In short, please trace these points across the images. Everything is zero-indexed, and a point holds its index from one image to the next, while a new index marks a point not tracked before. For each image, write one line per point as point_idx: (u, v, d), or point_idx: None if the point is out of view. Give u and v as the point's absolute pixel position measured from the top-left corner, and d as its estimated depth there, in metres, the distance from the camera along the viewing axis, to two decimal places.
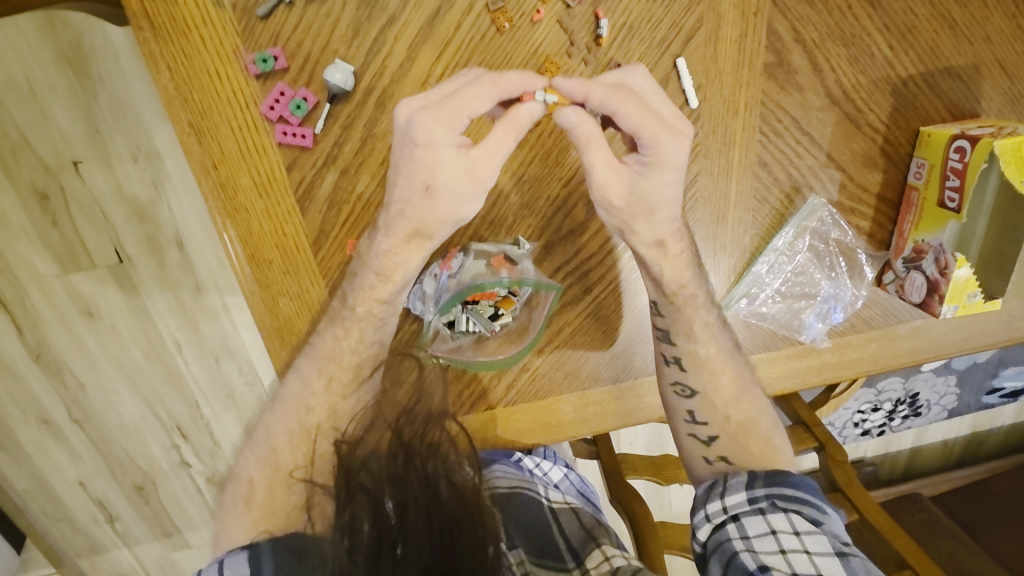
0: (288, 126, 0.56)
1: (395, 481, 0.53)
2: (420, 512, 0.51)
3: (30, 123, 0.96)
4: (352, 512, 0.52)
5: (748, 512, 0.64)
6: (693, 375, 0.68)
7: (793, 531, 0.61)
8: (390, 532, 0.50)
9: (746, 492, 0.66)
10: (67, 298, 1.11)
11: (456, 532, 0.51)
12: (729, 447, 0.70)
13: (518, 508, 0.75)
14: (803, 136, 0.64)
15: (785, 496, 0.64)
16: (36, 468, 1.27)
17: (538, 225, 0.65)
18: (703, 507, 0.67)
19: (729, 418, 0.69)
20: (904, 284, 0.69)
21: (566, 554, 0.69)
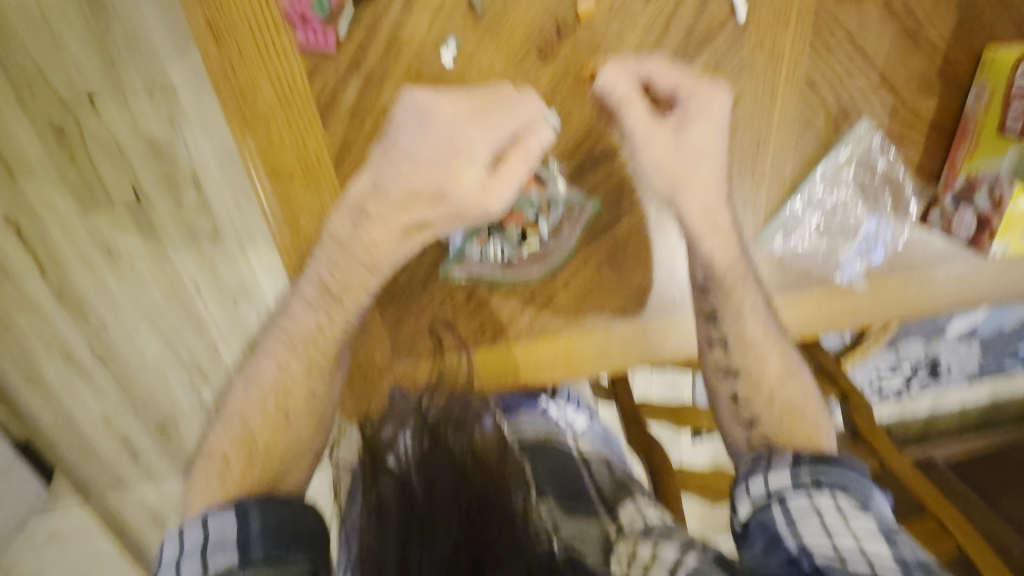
0: (310, 26, 0.53)
1: (423, 465, 0.56)
2: (447, 488, 0.56)
3: (44, 53, 0.94)
4: (377, 493, 0.55)
5: (793, 492, 0.62)
6: (739, 357, 0.67)
7: (838, 510, 0.59)
8: (417, 510, 0.54)
9: (791, 469, 0.63)
10: (88, 236, 1.11)
11: (486, 507, 0.56)
12: (773, 430, 0.67)
13: (547, 457, 0.79)
14: (857, 54, 0.60)
15: (834, 479, 0.62)
16: (61, 403, 1.30)
17: (568, 145, 0.62)
18: (745, 482, 0.65)
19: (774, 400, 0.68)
20: (952, 222, 0.66)
21: (597, 505, 0.72)
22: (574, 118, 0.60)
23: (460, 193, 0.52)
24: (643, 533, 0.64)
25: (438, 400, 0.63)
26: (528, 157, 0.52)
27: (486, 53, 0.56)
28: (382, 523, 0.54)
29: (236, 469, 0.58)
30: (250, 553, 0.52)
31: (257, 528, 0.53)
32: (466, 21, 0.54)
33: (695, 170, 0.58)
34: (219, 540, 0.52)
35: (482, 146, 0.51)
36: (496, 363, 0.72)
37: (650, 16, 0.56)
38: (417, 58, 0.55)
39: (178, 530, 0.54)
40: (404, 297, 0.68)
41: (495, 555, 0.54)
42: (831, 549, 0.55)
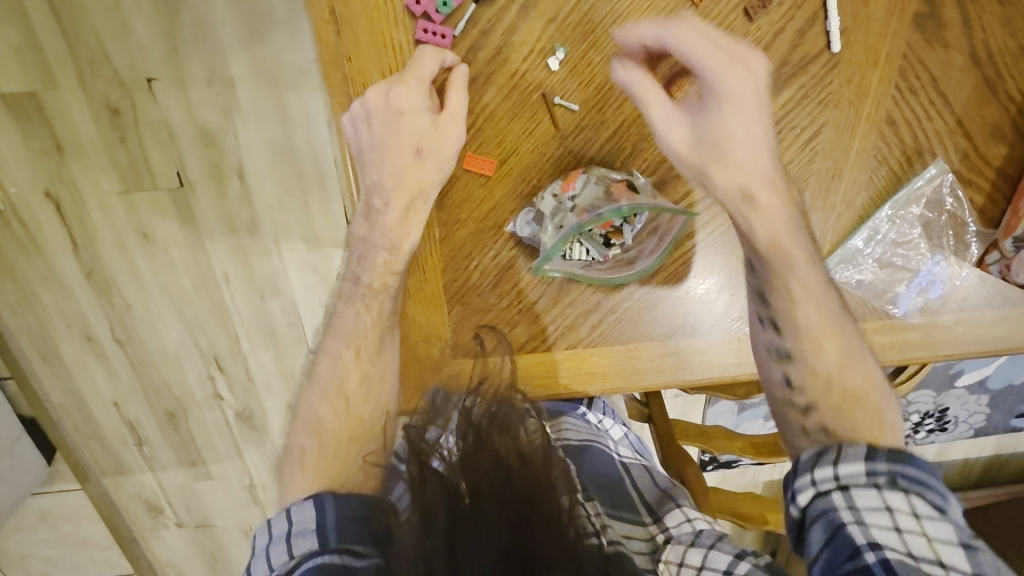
0: (430, 24, 0.55)
1: (466, 466, 0.55)
2: (490, 493, 0.53)
3: (110, 36, 0.96)
4: (426, 497, 0.53)
5: (862, 485, 0.53)
6: (802, 365, 0.60)
7: (912, 513, 0.52)
8: (462, 513, 0.52)
9: (864, 463, 0.54)
10: (126, 217, 1.12)
11: (530, 511, 0.53)
12: (829, 416, 0.59)
13: (590, 460, 0.77)
14: (938, 98, 0.62)
15: (910, 476, 0.53)
16: (73, 383, 1.30)
17: (653, 160, 0.63)
18: (808, 471, 0.56)
19: (830, 384, 0.59)
20: (1012, 265, 0.69)
21: (639, 508, 0.72)
22: None
23: (431, 143, 0.57)
24: (694, 540, 0.64)
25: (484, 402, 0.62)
26: (459, 88, 0.56)
27: (589, 65, 0.58)
28: (430, 526, 0.51)
29: (314, 453, 0.61)
30: (327, 539, 0.54)
31: (332, 519, 0.55)
32: (576, 34, 0.57)
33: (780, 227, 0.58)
34: (301, 529, 0.55)
35: (418, 97, 0.55)
36: (538, 368, 0.73)
37: (747, 45, 0.59)
38: (524, 63, 0.58)
39: (267, 522, 0.57)
40: (474, 295, 0.68)
41: (546, 560, 0.50)
42: (904, 557, 0.49)
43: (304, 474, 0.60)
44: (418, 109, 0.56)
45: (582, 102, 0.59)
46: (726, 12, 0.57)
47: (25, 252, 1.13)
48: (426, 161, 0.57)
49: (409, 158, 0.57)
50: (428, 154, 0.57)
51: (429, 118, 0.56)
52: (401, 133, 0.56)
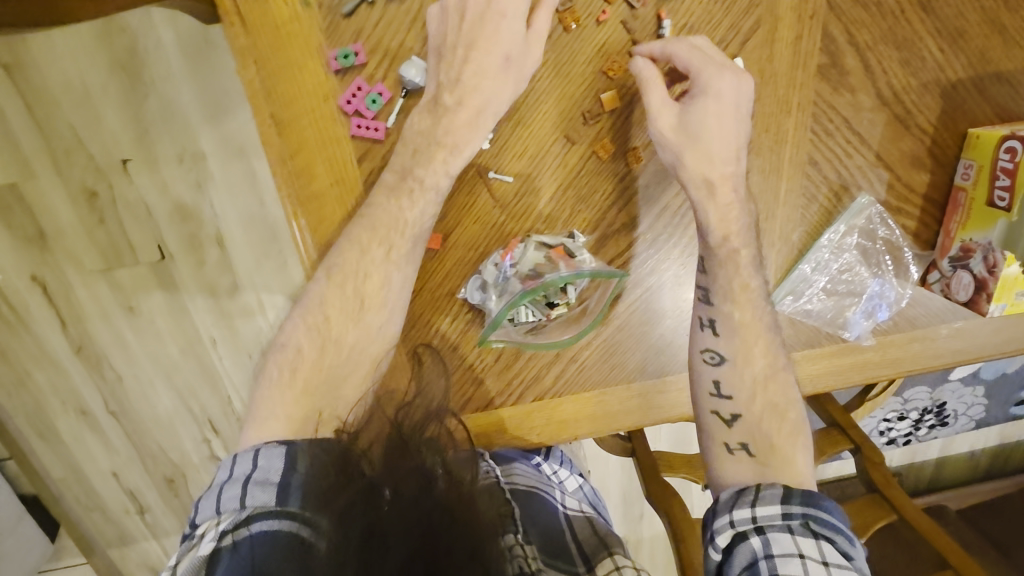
0: (363, 120, 0.59)
1: (390, 469, 0.50)
2: (409, 504, 0.48)
3: (83, 124, 1.02)
4: (348, 496, 0.48)
5: (779, 527, 0.60)
6: (727, 342, 0.66)
7: (821, 561, 0.58)
8: (378, 523, 0.46)
9: (782, 506, 0.61)
10: (110, 293, 1.15)
11: (444, 529, 0.47)
12: (752, 428, 0.66)
13: (534, 506, 0.77)
14: (854, 137, 0.66)
15: (821, 520, 0.60)
16: (72, 457, 1.31)
17: (593, 218, 0.66)
18: (729, 512, 0.63)
19: (755, 396, 0.67)
20: (950, 284, 0.70)
21: (577, 558, 0.71)
22: (599, 194, 0.65)
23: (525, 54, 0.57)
24: None
25: (414, 415, 0.59)
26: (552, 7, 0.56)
27: (520, 139, 0.62)
28: (345, 523, 0.47)
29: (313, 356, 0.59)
30: (288, 501, 0.50)
31: (299, 473, 0.52)
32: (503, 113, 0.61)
33: (696, 146, 0.60)
34: (262, 477, 0.53)
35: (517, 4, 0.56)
36: (474, 429, 0.73)
37: None
38: None
39: (235, 454, 0.56)
40: None
41: None
42: None
43: (290, 386, 0.58)
44: (510, 17, 0.56)
45: (516, 174, 0.63)
46: (641, 80, 0.61)
47: (15, 333, 1.17)
48: (513, 71, 0.57)
49: (498, 65, 0.56)
50: (515, 64, 0.57)
51: (522, 26, 0.56)
52: (491, 36, 0.55)
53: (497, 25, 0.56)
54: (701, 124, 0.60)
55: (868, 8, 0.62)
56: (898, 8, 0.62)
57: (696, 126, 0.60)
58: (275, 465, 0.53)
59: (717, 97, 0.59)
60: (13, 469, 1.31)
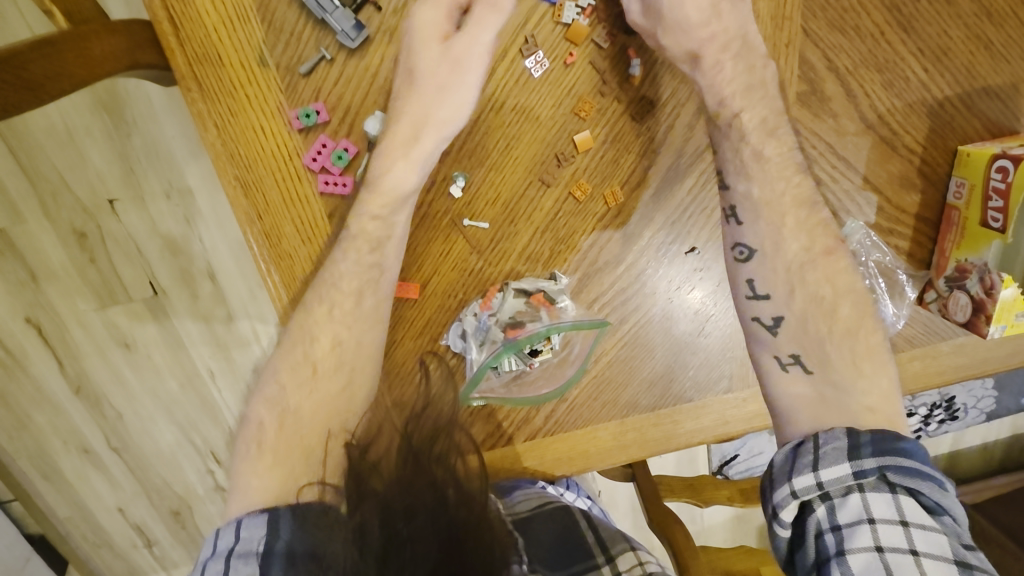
0: (330, 176, 0.57)
1: (403, 487, 0.49)
2: (426, 514, 0.47)
3: (68, 165, 1.02)
4: (362, 514, 0.47)
5: (849, 491, 0.51)
6: (754, 233, 0.59)
7: (900, 522, 0.50)
8: (397, 536, 0.46)
9: (851, 463, 0.51)
10: (105, 331, 1.14)
11: (462, 537, 0.47)
12: (798, 332, 0.58)
13: (543, 523, 0.66)
14: (839, 161, 0.64)
15: (903, 471, 0.50)
16: (77, 496, 1.28)
17: (574, 259, 0.64)
18: (789, 481, 0.53)
19: (797, 293, 0.58)
20: (948, 304, 0.67)
21: (594, 549, 0.65)
22: (578, 234, 0.63)
23: None
24: None
25: (425, 424, 0.54)
26: None
27: (493, 185, 0.61)
28: (364, 546, 0.46)
29: (298, 398, 0.57)
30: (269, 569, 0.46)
31: (282, 542, 0.48)
32: (473, 159, 0.60)
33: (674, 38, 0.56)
34: (244, 549, 0.48)
35: None
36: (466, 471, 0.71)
37: (643, 144, 0.61)
38: (428, 192, 0.61)
39: (217, 531, 0.51)
40: None
41: None
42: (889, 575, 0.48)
43: (278, 434, 0.55)
44: None
45: (492, 219, 0.61)
46: (615, 119, 0.60)
47: (13, 376, 1.16)
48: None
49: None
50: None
51: None
52: None
53: None
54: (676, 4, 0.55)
55: (844, 31, 0.61)
56: (875, 29, 0.61)
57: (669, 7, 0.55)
58: (256, 535, 0.49)
59: (693, 24, 0.56)
60: (18, 510, 1.27)
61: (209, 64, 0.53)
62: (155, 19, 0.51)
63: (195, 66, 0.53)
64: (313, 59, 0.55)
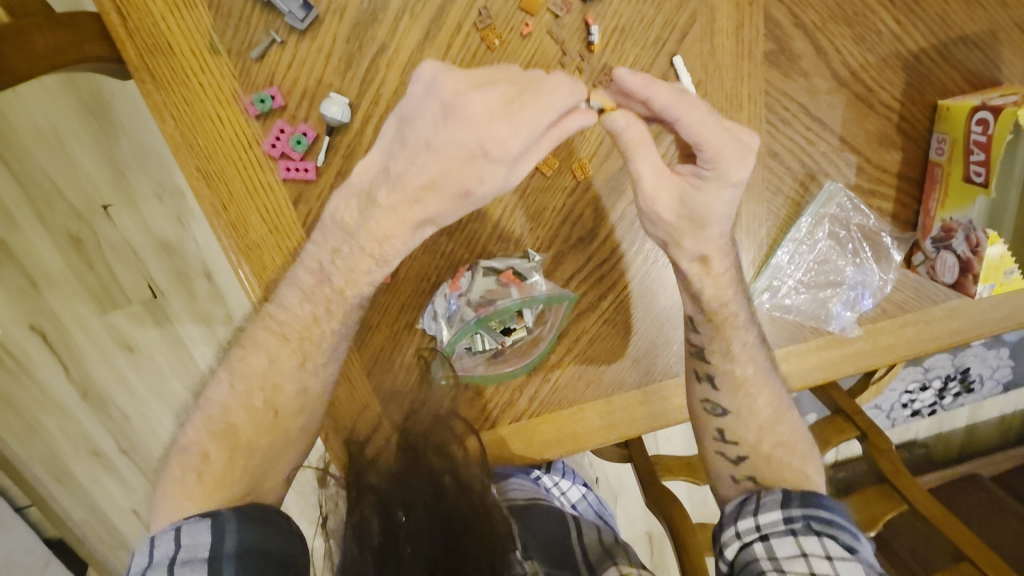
0: (291, 162, 0.57)
1: (402, 483, 0.57)
2: (421, 510, 0.55)
3: (59, 171, 1.02)
4: (360, 513, 0.56)
5: (781, 532, 0.60)
6: (727, 395, 0.65)
7: (825, 556, 0.57)
8: (394, 532, 0.54)
9: (781, 511, 0.61)
10: (107, 334, 1.15)
11: (459, 526, 0.54)
12: (758, 468, 0.66)
13: (536, 517, 0.73)
14: (814, 122, 0.62)
15: (822, 518, 0.60)
16: (91, 498, 1.29)
17: (546, 236, 0.63)
18: (733, 523, 0.63)
19: (762, 441, 0.66)
20: (936, 265, 0.66)
21: (580, 564, 0.68)
22: (549, 211, 0.62)
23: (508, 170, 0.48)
24: None
25: (420, 422, 0.63)
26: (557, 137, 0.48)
27: None
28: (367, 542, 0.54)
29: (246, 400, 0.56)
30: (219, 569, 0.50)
31: (230, 545, 0.51)
32: None
33: (697, 231, 0.57)
34: (188, 556, 0.50)
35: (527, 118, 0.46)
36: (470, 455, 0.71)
37: None
38: None
39: (151, 539, 0.52)
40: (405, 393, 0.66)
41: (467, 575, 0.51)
42: None
43: (198, 484, 0.55)
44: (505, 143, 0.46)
45: None
46: None
47: (21, 382, 1.17)
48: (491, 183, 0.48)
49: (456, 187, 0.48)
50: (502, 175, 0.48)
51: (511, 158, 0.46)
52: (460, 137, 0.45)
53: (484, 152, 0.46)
54: (702, 205, 0.55)
55: None
56: None
57: (698, 210, 0.55)
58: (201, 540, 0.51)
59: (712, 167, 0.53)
60: (35, 515, 1.27)
61: (161, 54, 0.53)
62: (104, 11, 0.51)
63: (148, 56, 0.53)
64: (264, 44, 0.54)
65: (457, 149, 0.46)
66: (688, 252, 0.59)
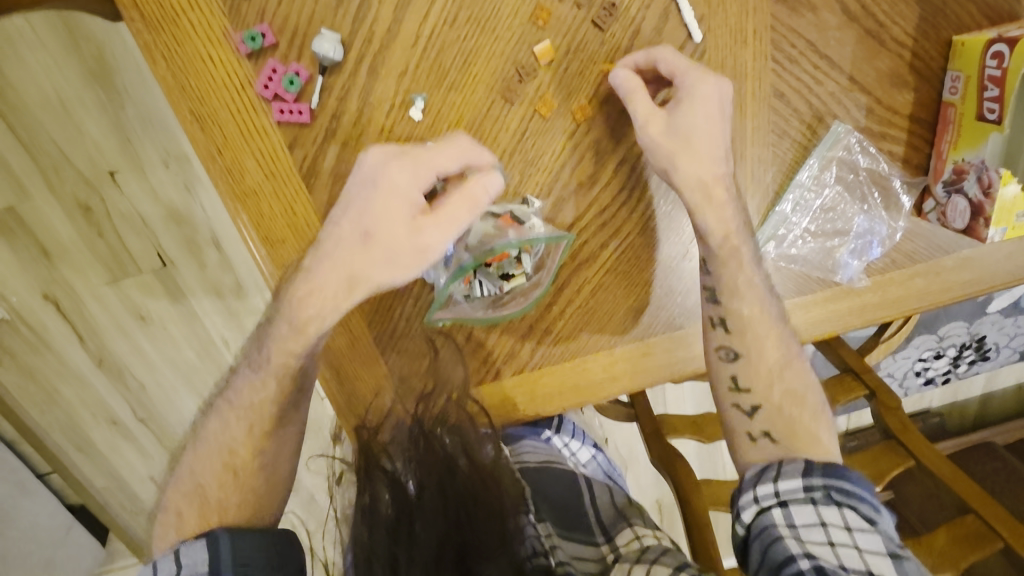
0: (285, 104, 0.56)
1: (416, 463, 0.66)
2: (435, 487, 0.64)
3: (65, 137, 1.02)
4: (374, 492, 0.64)
5: (800, 500, 0.59)
6: (739, 339, 0.64)
7: (845, 527, 0.56)
8: (408, 507, 0.63)
9: (802, 479, 0.59)
10: (121, 305, 1.16)
11: (470, 505, 0.63)
12: (772, 420, 0.63)
13: (548, 480, 0.77)
14: (822, 60, 0.60)
15: (844, 490, 0.58)
16: (110, 466, 1.29)
17: (546, 181, 0.62)
18: (752, 488, 0.61)
19: (774, 389, 0.64)
20: (947, 211, 0.64)
21: (594, 528, 0.71)
22: (548, 155, 0.61)
23: (388, 232, 0.52)
24: (639, 556, 0.62)
25: (432, 409, 0.67)
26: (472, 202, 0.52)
27: (453, 106, 0.59)
28: (375, 519, 0.63)
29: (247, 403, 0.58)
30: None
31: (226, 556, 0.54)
32: (430, 79, 0.58)
33: (687, 149, 0.58)
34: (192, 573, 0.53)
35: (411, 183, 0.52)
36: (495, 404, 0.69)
37: (607, 52, 0.59)
38: (389, 117, 0.58)
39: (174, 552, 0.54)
40: (405, 340, 0.67)
41: (474, 549, 0.61)
42: (835, 567, 0.54)
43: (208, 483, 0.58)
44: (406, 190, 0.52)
45: None
46: (575, 27, 0.58)
47: (37, 352, 1.16)
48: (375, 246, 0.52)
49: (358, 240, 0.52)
50: (381, 242, 0.52)
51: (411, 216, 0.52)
52: (357, 215, 0.52)
53: (378, 198, 0.52)
54: (689, 124, 0.58)
55: None
56: None
57: (682, 129, 0.58)
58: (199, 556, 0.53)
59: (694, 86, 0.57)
60: (57, 482, 1.25)
61: None
62: None
63: None
64: None
65: (349, 229, 0.53)
66: (689, 189, 0.59)
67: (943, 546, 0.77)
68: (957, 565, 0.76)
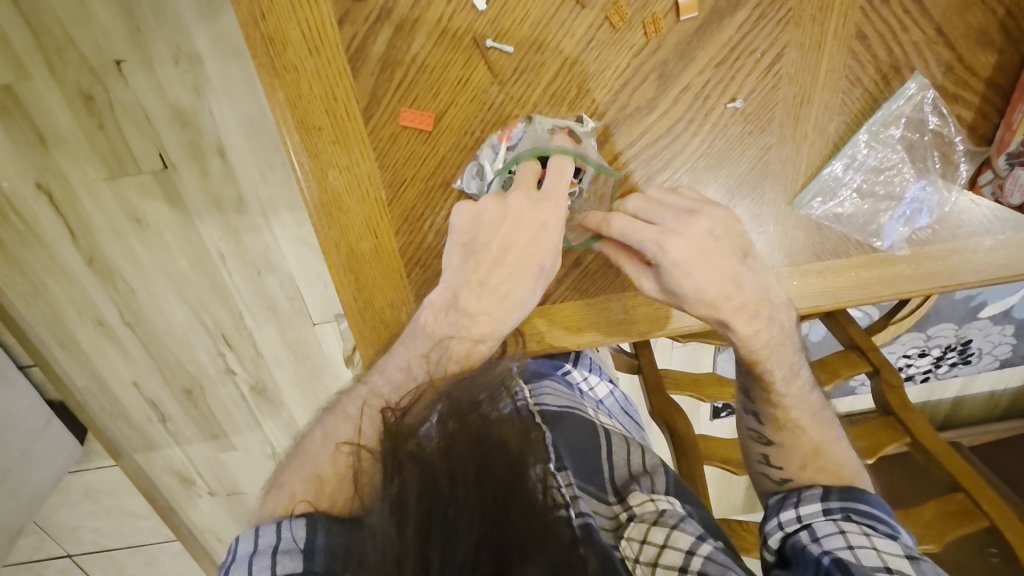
0: None
1: (448, 453, 0.51)
2: (471, 474, 0.49)
3: (72, 17, 0.84)
4: (400, 484, 0.50)
5: (820, 520, 0.66)
6: (764, 404, 0.71)
7: (864, 534, 0.63)
8: (440, 502, 0.48)
9: (820, 503, 0.67)
10: (116, 203, 1.02)
11: (509, 496, 0.49)
12: (794, 468, 0.71)
13: (568, 426, 0.75)
14: (912, 5, 0.58)
15: (861, 512, 0.66)
16: (93, 367, 1.23)
17: (603, 100, 0.59)
18: (777, 514, 0.69)
19: (799, 442, 0.71)
20: (1005, 185, 0.62)
21: (608, 487, 0.71)
22: (610, 71, 0.58)
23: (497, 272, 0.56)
24: (657, 519, 0.65)
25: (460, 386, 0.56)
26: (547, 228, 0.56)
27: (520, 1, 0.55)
28: (402, 517, 0.47)
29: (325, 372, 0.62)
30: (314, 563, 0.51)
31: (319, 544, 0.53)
32: None
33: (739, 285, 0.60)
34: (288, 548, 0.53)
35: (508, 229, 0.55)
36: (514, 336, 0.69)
37: None
38: (448, 4, 0.55)
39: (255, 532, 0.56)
40: (431, 256, 0.63)
41: (518, 550, 0.46)
42: (854, 562, 0.60)
43: None
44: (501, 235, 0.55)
45: (517, 44, 0.56)
46: None
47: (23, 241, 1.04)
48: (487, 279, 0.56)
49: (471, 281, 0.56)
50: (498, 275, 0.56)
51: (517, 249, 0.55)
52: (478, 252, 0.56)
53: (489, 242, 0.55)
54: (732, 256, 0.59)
55: None
56: None
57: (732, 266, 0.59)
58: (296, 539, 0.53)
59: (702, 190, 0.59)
60: (37, 376, 1.22)
61: None
62: None
63: None
64: None
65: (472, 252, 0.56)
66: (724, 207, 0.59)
67: (930, 519, 0.80)
68: (941, 537, 0.79)
